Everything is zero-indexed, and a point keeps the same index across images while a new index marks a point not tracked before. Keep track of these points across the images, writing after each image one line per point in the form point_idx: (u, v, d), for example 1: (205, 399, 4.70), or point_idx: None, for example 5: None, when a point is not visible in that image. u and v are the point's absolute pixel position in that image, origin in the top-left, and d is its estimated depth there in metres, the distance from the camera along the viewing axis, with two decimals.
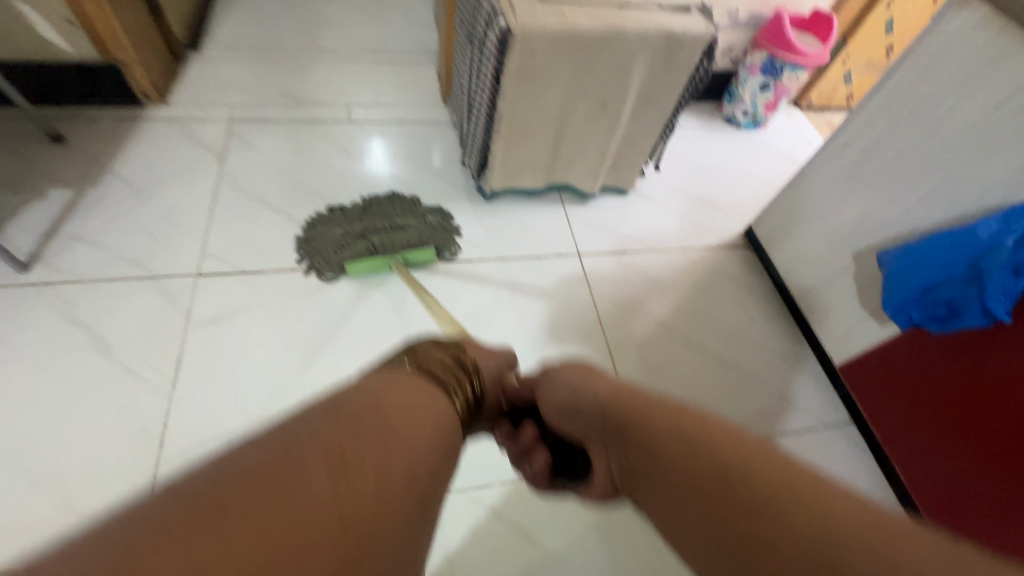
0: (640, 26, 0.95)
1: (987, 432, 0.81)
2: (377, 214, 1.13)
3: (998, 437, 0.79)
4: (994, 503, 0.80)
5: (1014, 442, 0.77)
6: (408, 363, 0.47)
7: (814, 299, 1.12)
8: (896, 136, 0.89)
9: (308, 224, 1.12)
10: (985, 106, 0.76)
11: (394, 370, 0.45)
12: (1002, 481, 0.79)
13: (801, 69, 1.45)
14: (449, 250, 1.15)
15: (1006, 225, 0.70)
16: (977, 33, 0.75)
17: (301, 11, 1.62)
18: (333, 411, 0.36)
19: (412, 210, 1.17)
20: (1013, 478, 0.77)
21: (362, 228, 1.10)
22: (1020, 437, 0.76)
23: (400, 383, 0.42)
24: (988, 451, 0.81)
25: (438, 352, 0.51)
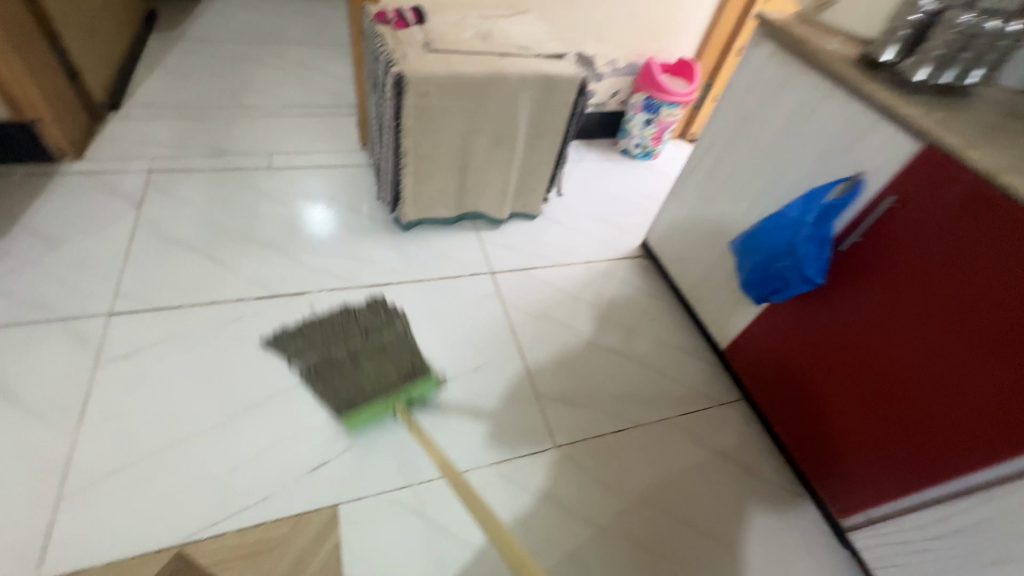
0: (517, 70, 1.13)
1: (832, 384, 0.95)
2: (345, 335, 1.06)
3: (841, 384, 0.92)
4: (850, 445, 0.93)
5: (854, 386, 0.90)
6: None
7: (699, 293, 1.26)
8: (733, 147, 1.08)
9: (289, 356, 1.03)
10: (782, 117, 0.95)
11: None
12: (852, 421, 0.92)
13: (675, 106, 1.68)
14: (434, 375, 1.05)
15: (807, 205, 0.86)
16: (768, 64, 0.96)
17: (226, 74, 1.73)
18: None
19: (388, 324, 1.11)
20: (857, 419, 0.91)
21: (335, 352, 1.02)
22: (855, 382, 0.90)
23: None
24: (836, 400, 0.94)
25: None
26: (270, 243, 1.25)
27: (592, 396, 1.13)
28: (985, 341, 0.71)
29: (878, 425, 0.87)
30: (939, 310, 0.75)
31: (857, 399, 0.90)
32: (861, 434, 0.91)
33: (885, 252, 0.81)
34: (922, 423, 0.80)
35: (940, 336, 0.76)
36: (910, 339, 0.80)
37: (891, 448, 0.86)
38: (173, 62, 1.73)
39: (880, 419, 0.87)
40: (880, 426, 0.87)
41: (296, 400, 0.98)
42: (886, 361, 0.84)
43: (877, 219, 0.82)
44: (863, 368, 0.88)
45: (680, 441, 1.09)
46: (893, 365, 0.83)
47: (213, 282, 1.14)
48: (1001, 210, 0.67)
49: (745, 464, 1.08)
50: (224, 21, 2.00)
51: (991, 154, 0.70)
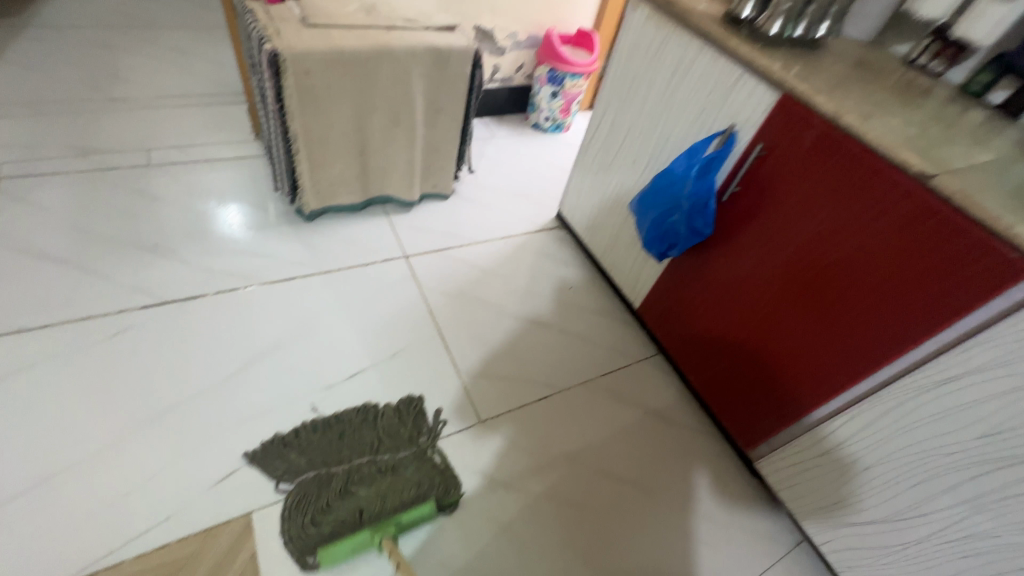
0: (405, 43, 1.08)
1: (732, 328, 1.00)
2: (353, 446, 0.93)
3: (738, 327, 0.99)
4: (751, 382, 0.99)
5: (748, 328, 0.97)
6: None
7: (610, 257, 1.30)
8: (626, 111, 1.10)
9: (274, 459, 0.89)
10: (663, 78, 0.99)
11: None
12: (749, 362, 0.98)
13: (578, 76, 1.70)
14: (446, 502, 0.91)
15: (690, 160, 0.90)
16: (646, 26, 0.99)
17: (87, 64, 1.55)
18: None
19: (401, 434, 0.97)
20: (754, 357, 0.97)
21: (333, 467, 0.90)
22: (750, 323, 0.96)
23: None
24: (737, 343, 1.00)
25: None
26: (153, 247, 1.14)
27: (516, 369, 1.14)
28: (845, 271, 0.77)
29: (770, 362, 0.94)
30: (809, 248, 0.82)
31: (754, 338, 0.96)
32: (759, 371, 0.97)
33: (761, 200, 0.87)
34: (807, 353, 0.86)
35: (811, 271, 0.82)
36: (787, 277, 0.86)
37: (782, 381, 0.93)
38: (19, 52, 1.52)
39: (771, 356, 0.93)
40: (771, 363, 0.94)
41: (194, 410, 0.91)
42: (772, 302, 0.90)
43: (750, 168, 0.87)
44: (756, 308, 0.94)
45: (602, 401, 1.13)
46: (777, 303, 0.89)
47: (87, 295, 1.02)
48: (846, 148, 0.73)
49: (664, 414, 1.14)
50: (80, 6, 1.78)
51: (837, 98, 0.76)
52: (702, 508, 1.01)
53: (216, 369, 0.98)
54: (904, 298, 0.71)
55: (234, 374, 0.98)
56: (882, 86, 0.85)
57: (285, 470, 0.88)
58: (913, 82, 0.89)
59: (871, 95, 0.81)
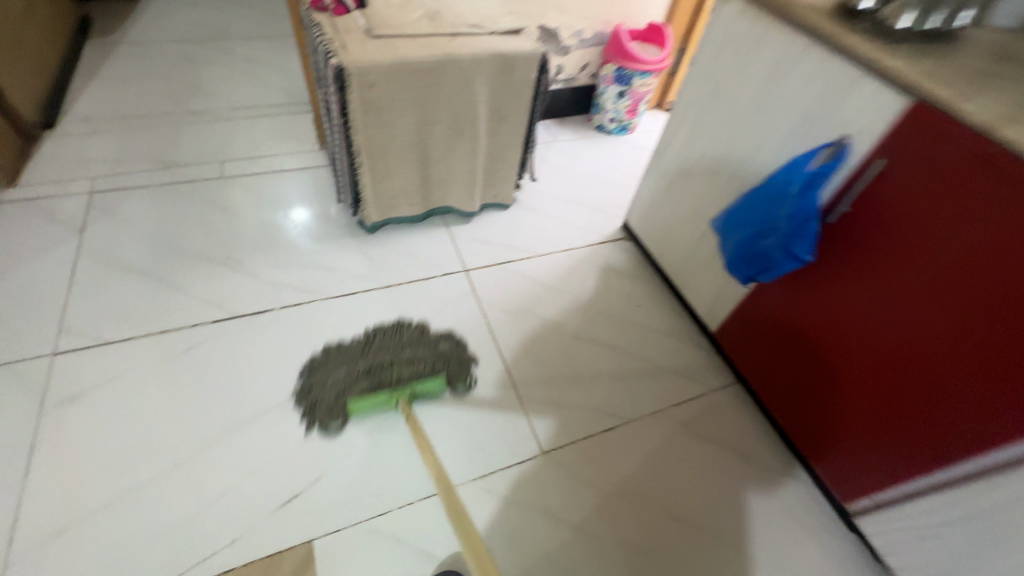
0: (470, 50, 1.03)
1: (824, 358, 0.89)
2: (382, 343, 1.06)
3: (835, 363, 0.87)
4: (847, 421, 0.88)
5: (850, 365, 0.85)
6: None
7: (684, 274, 1.20)
8: (709, 116, 1.00)
9: (312, 360, 1.02)
10: (758, 81, 0.88)
11: None
12: (850, 403, 0.86)
13: (648, 75, 1.59)
14: (461, 383, 1.04)
15: (790, 175, 0.79)
16: (740, 21, 0.88)
17: (169, 78, 1.62)
18: None
19: (424, 336, 1.09)
20: (851, 393, 0.86)
21: (360, 347, 1.04)
22: (847, 355, 0.85)
23: None
24: (830, 375, 0.89)
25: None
26: (224, 259, 1.17)
27: (580, 394, 1.08)
28: (986, 312, 0.64)
29: (878, 407, 0.81)
30: (936, 282, 0.69)
31: (851, 373, 0.85)
32: (857, 411, 0.85)
33: (878, 224, 0.75)
34: (918, 398, 0.75)
35: (938, 308, 0.70)
36: (906, 312, 0.74)
37: (893, 430, 0.80)
38: (111, 69, 1.62)
39: (879, 399, 0.81)
40: (879, 408, 0.81)
41: (259, 429, 0.92)
42: (883, 339, 0.78)
43: (864, 187, 0.75)
44: (857, 340, 0.82)
45: (673, 435, 1.04)
46: (887, 339, 0.78)
47: (165, 308, 1.06)
48: (998, 170, 0.60)
49: (744, 453, 1.03)
50: (165, 22, 1.88)
51: (989, 105, 0.63)
52: (791, 566, 0.91)
53: (281, 387, 0.98)
54: None
55: (298, 392, 0.98)
56: None
57: (345, 495, 0.87)
58: None
59: None
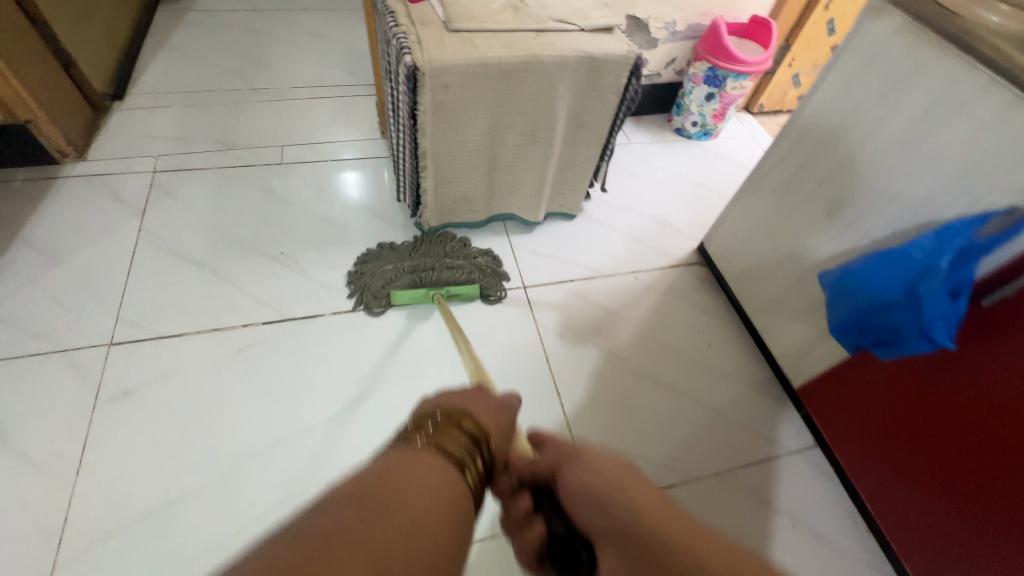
0: (557, 51, 0.92)
1: (930, 448, 0.77)
2: (428, 247, 1.16)
3: (943, 455, 0.75)
4: (948, 524, 0.76)
5: (955, 456, 0.73)
6: (417, 442, 0.38)
7: (768, 318, 1.07)
8: (832, 149, 0.85)
9: (363, 255, 1.14)
10: (907, 120, 0.73)
11: (399, 455, 0.36)
12: (932, 478, 0.78)
13: (744, 77, 1.41)
14: (493, 293, 1.13)
15: (940, 243, 0.66)
16: (894, 42, 0.72)
17: (236, 51, 1.58)
18: (333, 513, 0.28)
19: (465, 247, 1.18)
20: (958, 495, 0.74)
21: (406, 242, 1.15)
22: (960, 452, 0.73)
23: (406, 469, 0.34)
24: (934, 468, 0.77)
25: (452, 428, 0.40)
26: (279, 255, 1.13)
27: (638, 440, 1.00)
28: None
29: (963, 492, 0.73)
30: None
31: (963, 473, 0.73)
32: (961, 516, 0.74)
33: None
34: None
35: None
36: None
37: (996, 541, 0.69)
38: (180, 38, 1.59)
39: (975, 495, 0.71)
40: (993, 519, 0.69)
41: (303, 446, 0.89)
42: (1011, 446, 0.66)
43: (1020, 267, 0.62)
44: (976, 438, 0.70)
45: (740, 501, 0.94)
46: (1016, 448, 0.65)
47: (219, 304, 1.04)
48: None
49: (822, 533, 0.92)
50: None
51: None
52: None
53: (328, 402, 0.95)
54: None
55: (345, 410, 0.94)
56: None
57: None
58: None
59: None
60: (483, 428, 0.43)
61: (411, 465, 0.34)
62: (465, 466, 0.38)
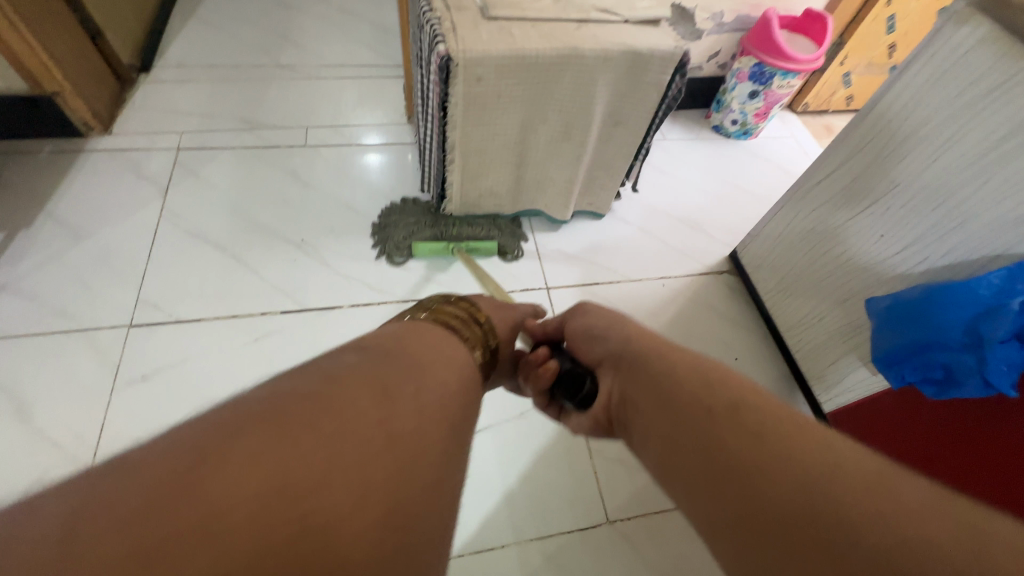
0: (599, 44, 0.86)
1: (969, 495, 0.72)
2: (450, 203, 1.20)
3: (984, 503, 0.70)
4: None
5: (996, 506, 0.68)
6: (423, 317, 0.49)
7: (802, 337, 1.02)
8: (891, 166, 0.79)
9: (386, 207, 1.18)
10: (986, 141, 0.66)
11: (404, 323, 0.47)
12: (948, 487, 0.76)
13: (792, 75, 1.33)
14: (511, 251, 1.16)
15: (1011, 283, 0.60)
16: (978, 54, 0.65)
17: (264, 25, 1.54)
18: (364, 355, 0.38)
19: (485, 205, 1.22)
20: None
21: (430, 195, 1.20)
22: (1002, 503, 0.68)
23: (421, 328, 0.46)
24: None
25: (453, 305, 0.53)
26: (299, 241, 1.11)
27: None
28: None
29: (973, 491, 0.71)
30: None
31: None
32: None
33: None
34: None
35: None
36: None
37: None
38: (208, 10, 1.55)
39: None
40: None
41: None
42: None
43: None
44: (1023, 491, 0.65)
45: None
46: None
47: (238, 290, 1.02)
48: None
49: None
50: None
51: None
52: None
53: None
54: None
55: None
56: None
57: None
58: None
59: None
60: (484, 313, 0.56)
61: (418, 332, 0.45)
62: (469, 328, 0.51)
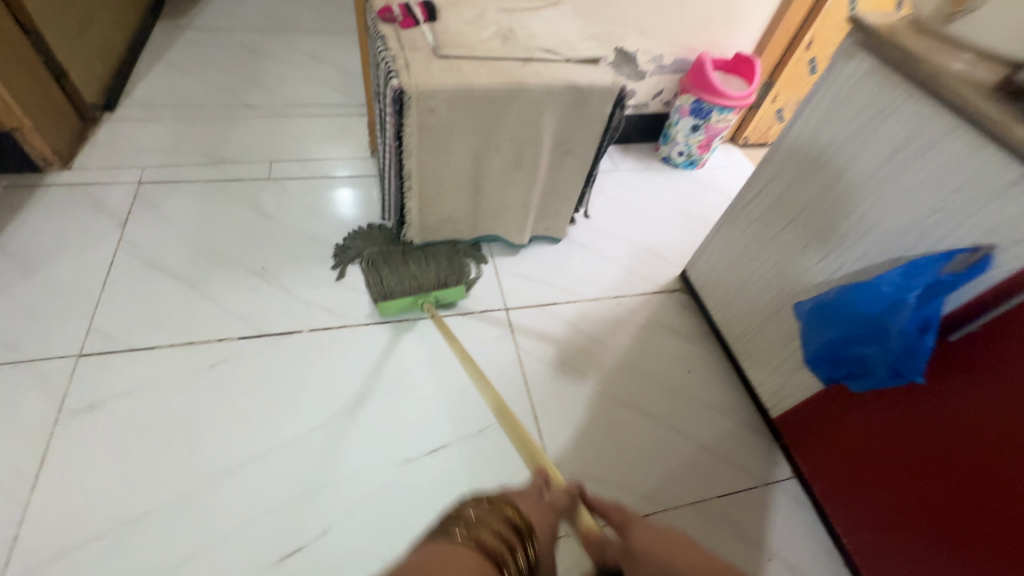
0: (542, 80, 0.94)
1: (905, 488, 0.78)
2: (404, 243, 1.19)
3: (920, 495, 0.75)
4: (923, 563, 0.76)
5: (932, 499, 0.74)
6: (456, 534, 0.33)
7: (747, 347, 1.08)
8: (806, 182, 0.87)
9: (340, 251, 1.18)
10: (879, 157, 0.74)
11: (432, 547, 0.31)
12: (885, 483, 0.81)
13: (728, 110, 1.45)
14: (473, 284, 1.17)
15: (908, 279, 0.67)
16: (863, 84, 0.75)
17: (232, 68, 1.60)
18: None
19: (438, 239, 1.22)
20: (934, 536, 0.74)
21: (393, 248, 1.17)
22: (935, 495, 0.73)
23: (452, 554, 0.31)
24: (910, 507, 0.77)
25: (493, 509, 0.37)
26: (260, 269, 1.13)
27: (615, 467, 0.99)
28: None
29: (907, 483, 0.77)
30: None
31: (937, 517, 0.73)
32: (938, 557, 0.74)
33: (1000, 355, 0.63)
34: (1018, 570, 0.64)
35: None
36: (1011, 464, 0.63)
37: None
38: (176, 54, 1.61)
39: (950, 539, 0.72)
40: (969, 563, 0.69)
41: (270, 466, 0.87)
42: (985, 489, 0.66)
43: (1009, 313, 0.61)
44: (951, 481, 0.71)
45: (714, 533, 0.93)
46: (989, 492, 0.66)
47: (194, 318, 1.02)
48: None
49: (798, 568, 0.91)
50: (235, 8, 1.87)
51: None
52: None
53: (301, 419, 0.93)
54: None
55: (317, 428, 0.92)
56: None
57: (349, 557, 0.81)
58: None
59: None
60: (526, 514, 0.40)
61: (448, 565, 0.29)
62: (513, 562, 0.35)
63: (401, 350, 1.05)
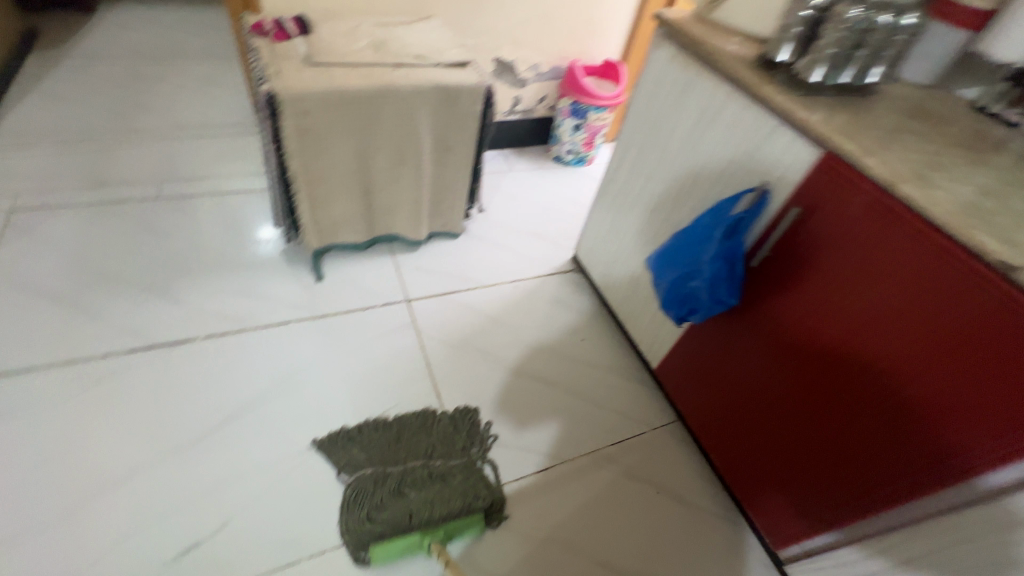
0: (411, 81, 1.03)
1: (756, 406, 0.89)
2: (410, 447, 0.96)
3: (767, 409, 0.87)
4: (776, 469, 0.88)
5: (775, 410, 0.85)
6: None
7: (628, 310, 1.20)
8: (647, 155, 1.01)
9: (329, 452, 0.93)
10: (688, 125, 0.89)
11: None
12: (741, 406, 0.93)
13: (602, 110, 1.61)
14: (496, 510, 0.93)
15: (715, 220, 0.80)
16: (669, 68, 0.90)
17: (115, 95, 1.58)
18: None
19: (452, 439, 0.99)
20: (781, 442, 0.85)
21: (393, 468, 0.92)
22: (777, 405, 0.85)
23: None
24: (762, 423, 0.89)
25: None
26: (150, 284, 1.11)
27: (517, 430, 1.06)
28: (984, 395, 0.57)
29: (757, 401, 0.89)
30: (913, 352, 0.63)
31: (781, 425, 0.84)
32: (788, 461, 0.85)
33: (788, 272, 0.77)
34: (842, 452, 0.75)
35: (916, 379, 0.63)
36: (820, 362, 0.75)
37: (813, 474, 0.80)
38: (51, 83, 1.56)
39: (792, 440, 0.83)
40: (809, 457, 0.80)
41: (165, 471, 0.86)
42: (809, 390, 0.78)
43: (815, 249, 0.72)
44: (785, 390, 0.82)
45: (607, 475, 1.02)
46: (812, 392, 0.77)
47: (77, 336, 0.99)
48: (982, 260, 0.55)
49: (681, 494, 1.02)
50: (119, 38, 1.85)
51: (888, 157, 0.65)
52: None
53: (199, 421, 0.93)
54: (964, 415, 0.60)
55: (218, 428, 0.93)
56: (943, 141, 0.72)
57: (250, 544, 0.81)
58: (987, 134, 0.76)
59: (933, 152, 0.68)
60: None
61: None
62: None
63: (301, 347, 1.08)
